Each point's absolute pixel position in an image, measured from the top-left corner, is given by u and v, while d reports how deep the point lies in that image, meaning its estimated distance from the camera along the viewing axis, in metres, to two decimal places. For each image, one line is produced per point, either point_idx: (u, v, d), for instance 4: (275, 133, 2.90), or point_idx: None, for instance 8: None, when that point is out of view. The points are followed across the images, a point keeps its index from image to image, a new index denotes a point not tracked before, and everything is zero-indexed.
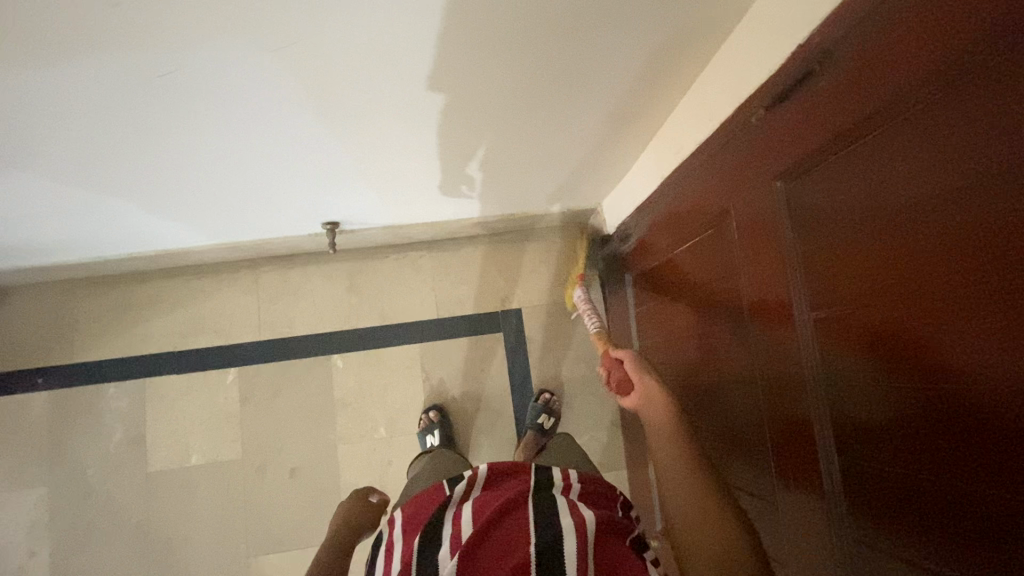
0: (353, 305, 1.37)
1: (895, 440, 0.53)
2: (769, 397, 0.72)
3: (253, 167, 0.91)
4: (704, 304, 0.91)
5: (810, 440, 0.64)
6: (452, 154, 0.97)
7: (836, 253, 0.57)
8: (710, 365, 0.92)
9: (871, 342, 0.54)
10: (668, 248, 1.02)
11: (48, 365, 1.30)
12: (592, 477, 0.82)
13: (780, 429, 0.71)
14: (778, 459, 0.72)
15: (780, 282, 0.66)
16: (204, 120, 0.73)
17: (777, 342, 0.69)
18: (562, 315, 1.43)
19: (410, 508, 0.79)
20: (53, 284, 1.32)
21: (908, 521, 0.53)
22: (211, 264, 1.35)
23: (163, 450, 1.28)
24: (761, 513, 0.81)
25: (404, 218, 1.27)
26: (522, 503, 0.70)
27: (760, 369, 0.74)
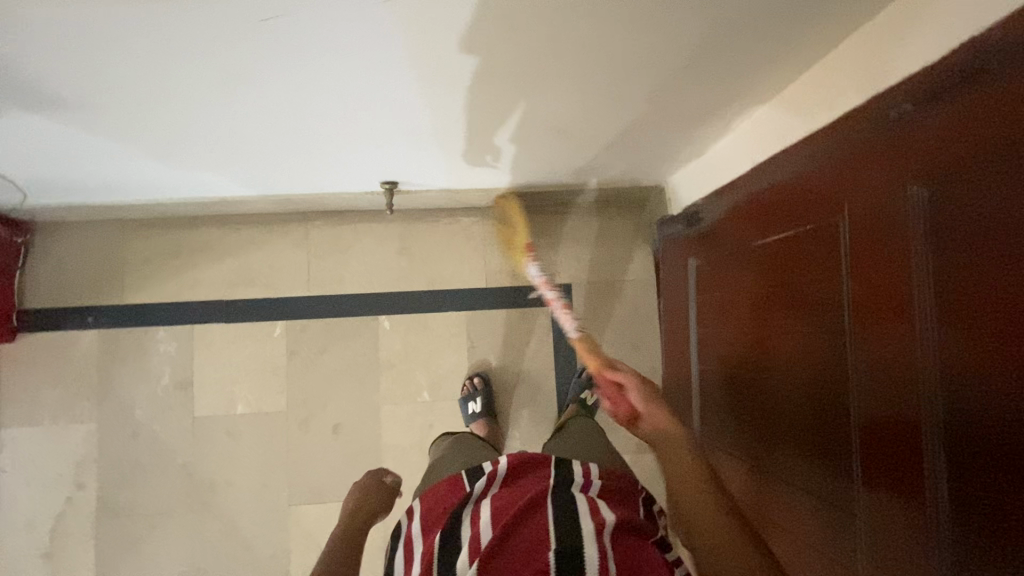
0: (403, 267, 1.36)
1: (1003, 464, 0.53)
2: (861, 402, 0.71)
3: (328, 117, 0.88)
4: (782, 299, 0.89)
5: (911, 455, 0.63)
6: (533, 119, 0.92)
7: (965, 268, 0.55)
8: (777, 361, 0.91)
9: (993, 364, 0.53)
10: (747, 237, 0.99)
11: (99, 303, 1.30)
12: (614, 473, 0.85)
13: (871, 438, 0.70)
14: (864, 469, 0.71)
15: (894, 290, 0.65)
16: (290, 65, 0.70)
17: (883, 352, 0.67)
18: (613, 294, 1.40)
19: (427, 501, 0.83)
20: (104, 223, 1.31)
21: (1002, 543, 0.54)
22: (263, 214, 1.33)
23: (210, 396, 1.29)
24: (822, 512, 0.82)
25: (464, 182, 1.24)
26: (541, 507, 0.73)
27: (855, 377, 0.72)
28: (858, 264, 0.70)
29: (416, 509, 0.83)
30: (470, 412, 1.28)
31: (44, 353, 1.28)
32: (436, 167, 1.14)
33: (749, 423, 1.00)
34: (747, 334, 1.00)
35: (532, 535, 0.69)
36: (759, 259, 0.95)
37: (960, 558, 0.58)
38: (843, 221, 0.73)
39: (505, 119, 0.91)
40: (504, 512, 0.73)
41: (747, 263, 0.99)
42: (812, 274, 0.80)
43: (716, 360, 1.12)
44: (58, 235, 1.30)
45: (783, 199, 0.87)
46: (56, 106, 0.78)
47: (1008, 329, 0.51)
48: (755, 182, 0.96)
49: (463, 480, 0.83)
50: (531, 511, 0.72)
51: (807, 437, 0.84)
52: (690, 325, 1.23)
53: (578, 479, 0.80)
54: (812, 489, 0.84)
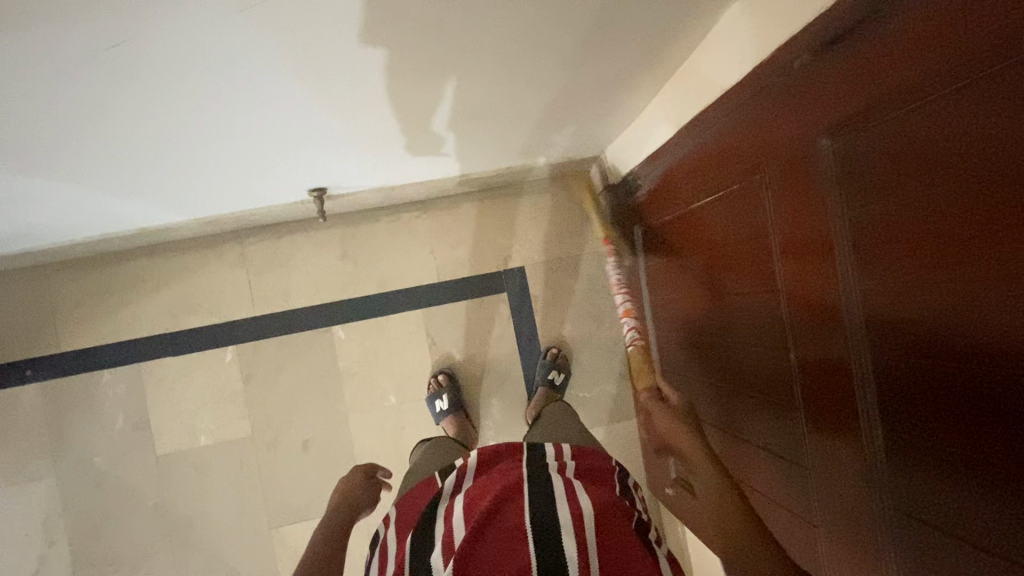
0: (349, 273, 1.31)
1: (928, 412, 0.53)
2: (803, 361, 0.71)
3: (228, 135, 0.83)
4: (722, 262, 0.88)
5: (850, 407, 0.63)
6: (445, 109, 0.88)
7: (877, 221, 0.55)
8: (725, 323, 0.91)
9: (908, 315, 0.53)
10: (685, 202, 0.98)
11: (35, 356, 1.24)
12: (585, 451, 0.82)
13: (813, 395, 0.70)
14: (811, 425, 0.72)
15: (818, 249, 0.64)
16: (161, 88, 0.65)
17: (816, 310, 0.66)
18: (567, 270, 1.38)
19: (402, 505, 0.80)
20: (24, 271, 1.24)
21: (936, 488, 0.54)
22: (194, 239, 1.27)
23: (170, 433, 1.25)
24: (782, 470, 0.82)
25: (396, 179, 1.19)
26: (517, 492, 0.69)
27: (793, 337, 0.72)
28: (783, 223, 0.70)
29: (393, 515, 0.79)
30: (439, 410, 1.26)
31: None
32: (362, 168, 1.09)
33: (708, 388, 1.01)
34: (696, 299, 1.00)
35: (510, 521, 0.65)
36: (697, 224, 0.94)
37: (902, 506, 0.58)
38: (765, 179, 0.72)
39: (417, 113, 0.87)
40: (477, 504, 0.70)
41: (687, 229, 0.98)
42: (745, 236, 0.80)
43: (671, 326, 1.12)
44: None
45: (710, 161, 0.86)
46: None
47: (922, 279, 0.51)
48: (683, 146, 0.94)
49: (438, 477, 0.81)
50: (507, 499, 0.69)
51: (759, 398, 0.85)
52: (643, 294, 1.22)
53: (551, 463, 0.77)
54: (767, 446, 0.85)
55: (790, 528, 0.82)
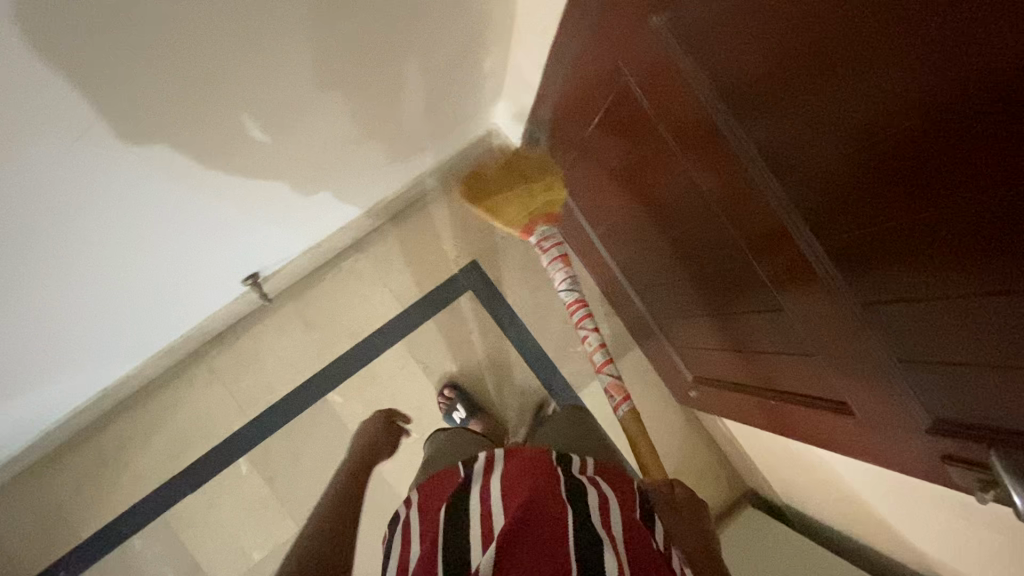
0: (318, 340, 1.31)
1: (840, 206, 0.56)
2: (733, 219, 0.74)
3: None
4: (633, 168, 0.93)
5: (787, 239, 0.66)
6: (308, 133, 0.91)
7: (726, 62, 0.59)
8: (663, 221, 0.94)
9: (784, 130, 0.57)
10: (579, 133, 1.02)
11: (61, 556, 1.21)
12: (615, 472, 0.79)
13: (756, 244, 0.73)
14: (764, 274, 0.74)
15: (696, 114, 0.68)
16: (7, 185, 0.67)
17: (719, 168, 0.70)
18: (516, 244, 1.40)
19: (424, 488, 0.78)
20: (15, 482, 1.22)
21: (879, 272, 0.56)
22: (159, 377, 1.26)
23: (223, 564, 1.24)
24: (765, 329, 0.85)
25: (314, 231, 1.19)
26: (550, 488, 0.66)
27: (715, 203, 0.76)
28: (665, 103, 0.73)
29: (416, 497, 0.78)
30: (460, 420, 1.28)
31: None
32: (275, 231, 1.10)
33: (680, 289, 1.04)
34: (632, 214, 1.03)
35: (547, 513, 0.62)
36: (601, 145, 0.98)
37: (864, 302, 0.61)
38: (636, 74, 0.76)
39: (284, 143, 0.89)
40: (511, 493, 0.67)
41: (596, 156, 1.02)
42: (644, 135, 0.83)
43: (625, 248, 1.15)
44: None
45: (587, 83, 0.90)
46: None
47: (779, 92, 0.55)
48: (557, 82, 0.97)
49: (462, 464, 0.78)
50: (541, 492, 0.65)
51: (720, 274, 0.87)
52: (590, 234, 1.25)
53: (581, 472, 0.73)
54: (745, 315, 0.88)
55: (796, 379, 0.84)
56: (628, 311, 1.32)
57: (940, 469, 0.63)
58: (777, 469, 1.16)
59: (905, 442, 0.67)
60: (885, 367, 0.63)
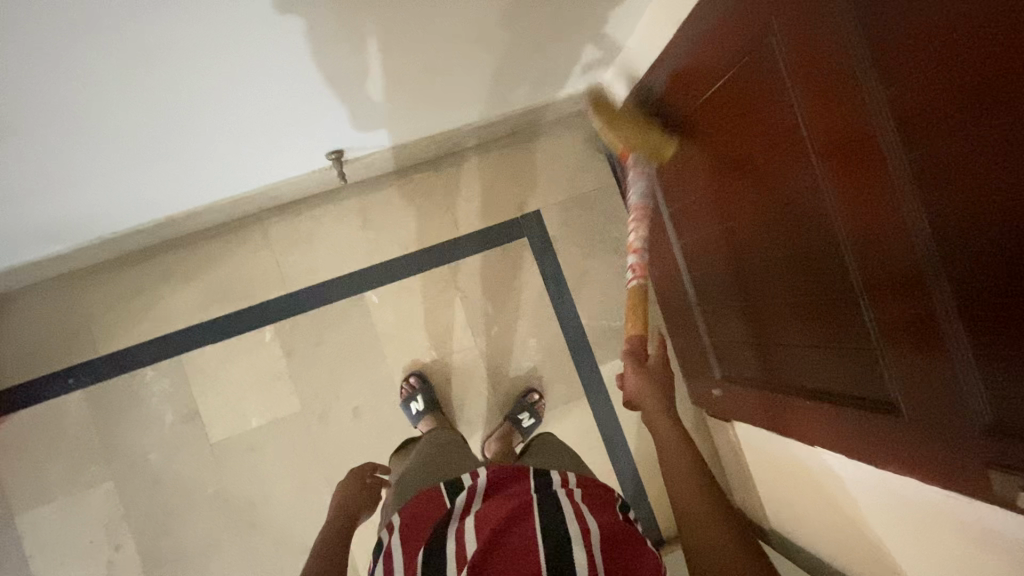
0: (371, 240, 1.34)
1: (981, 208, 0.55)
2: (840, 210, 0.73)
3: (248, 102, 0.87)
4: (740, 147, 0.92)
5: (901, 236, 0.65)
6: (449, 52, 0.92)
7: (906, 37, 0.58)
8: (751, 208, 0.94)
9: (949, 117, 0.56)
10: (692, 101, 1.01)
11: (74, 363, 1.24)
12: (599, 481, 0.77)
13: (855, 237, 0.72)
14: (858, 273, 0.74)
15: (844, 90, 0.67)
16: (208, 45, 0.70)
17: (846, 152, 0.70)
18: (582, 208, 1.42)
19: (405, 511, 0.74)
20: (54, 280, 1.25)
21: (1001, 284, 0.56)
22: (216, 227, 1.29)
23: (221, 420, 1.26)
24: (831, 332, 0.84)
25: (405, 135, 1.22)
26: (527, 515, 0.67)
27: (826, 191, 0.75)
28: (802, 75, 0.73)
29: (395, 520, 0.73)
30: (415, 412, 1.26)
31: (31, 428, 1.22)
32: (376, 126, 1.12)
33: (742, 280, 1.04)
34: (717, 195, 1.03)
35: (523, 538, 0.65)
36: (710, 118, 0.97)
37: (969, 313, 0.60)
38: (779, 41, 0.75)
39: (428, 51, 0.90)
40: (490, 518, 0.68)
41: (699, 128, 1.02)
42: (764, 108, 0.83)
43: (694, 231, 1.15)
44: (6, 307, 1.23)
45: (719, 52, 0.89)
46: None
47: (960, 75, 0.54)
48: (684, 46, 0.97)
49: (442, 486, 0.75)
50: (517, 520, 0.66)
51: (796, 266, 0.87)
52: (660, 210, 1.25)
53: (559, 486, 0.73)
54: (810, 312, 0.88)
55: (846, 383, 0.84)
56: (675, 301, 1.33)
57: (987, 482, 0.63)
58: (781, 490, 1.16)
59: (950, 454, 0.68)
60: (965, 388, 0.63)
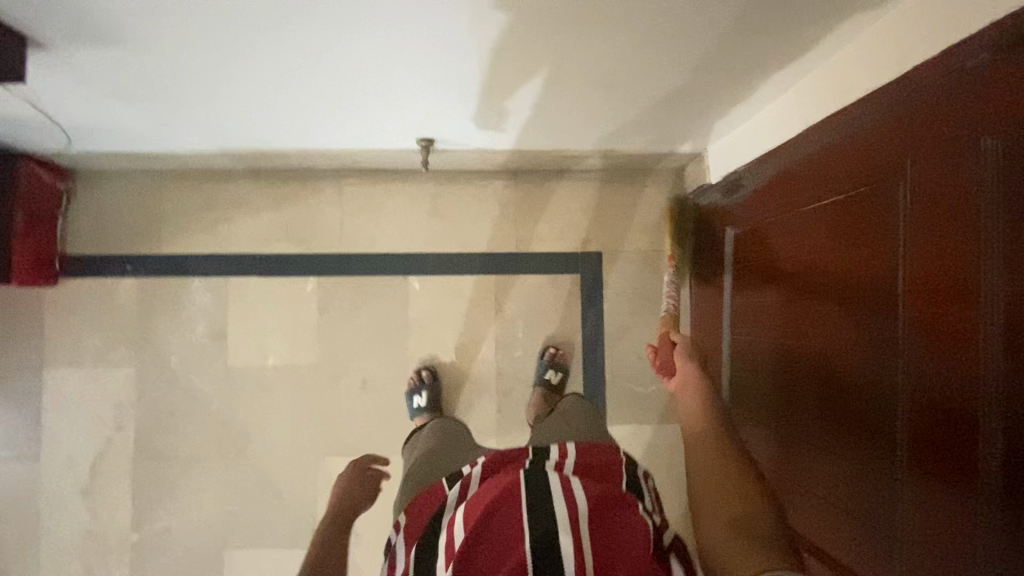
0: (432, 229, 1.35)
1: None
2: (912, 384, 0.67)
3: (354, 83, 0.89)
4: (827, 270, 0.85)
5: (970, 442, 0.59)
6: (561, 87, 0.90)
7: None
8: (818, 335, 0.87)
9: None
10: (795, 204, 0.95)
11: (137, 252, 1.32)
12: (590, 445, 0.79)
13: (917, 417, 0.66)
14: (909, 455, 0.68)
15: (959, 266, 0.60)
16: (331, 30, 0.71)
17: (940, 329, 0.63)
18: (645, 265, 1.38)
19: (410, 511, 0.76)
20: (143, 173, 1.33)
21: None
22: (298, 171, 1.34)
23: (243, 348, 1.31)
24: (862, 497, 0.78)
25: (496, 143, 1.21)
26: (512, 493, 0.65)
27: (902, 357, 0.69)
28: (920, 224, 0.66)
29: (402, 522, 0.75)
30: (416, 406, 1.28)
31: (84, 298, 1.31)
32: (470, 130, 1.12)
33: (783, 397, 0.98)
34: (787, 303, 0.97)
35: (507, 523, 0.62)
36: (808, 225, 0.91)
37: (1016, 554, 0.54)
38: (910, 179, 0.68)
39: (533, 73, 0.85)
40: (476, 503, 0.66)
41: (793, 231, 0.95)
42: (867, 239, 0.76)
43: (751, 328, 1.09)
44: (97, 184, 1.32)
45: (838, 168, 0.83)
46: (70, 52, 0.77)
47: None
48: (807, 147, 0.91)
49: (445, 484, 0.77)
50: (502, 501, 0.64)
51: (843, 408, 0.81)
52: (725, 295, 1.20)
53: (549, 460, 0.75)
54: (844, 458, 0.81)
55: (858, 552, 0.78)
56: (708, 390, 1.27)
57: None
58: None
59: None
60: None
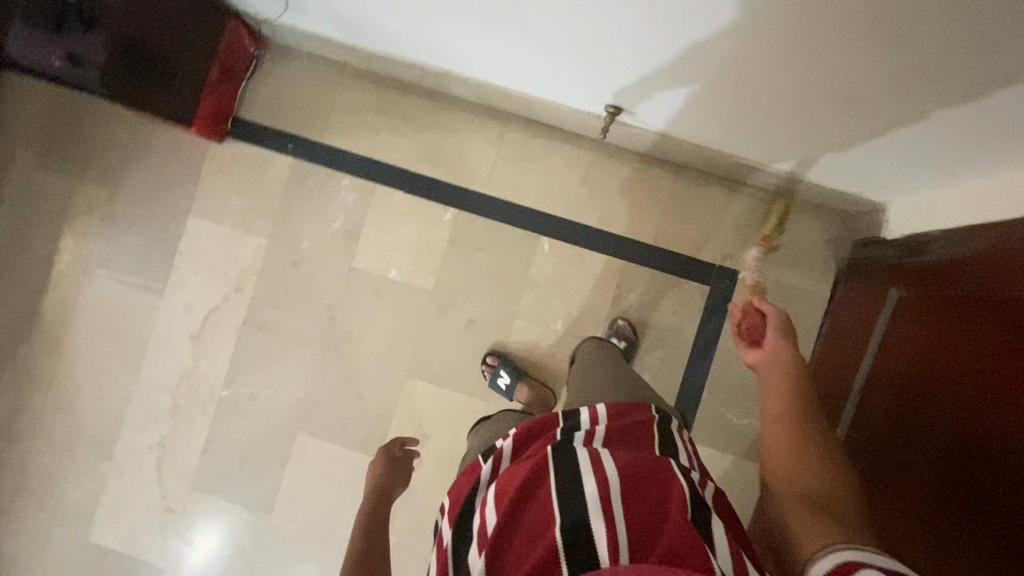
0: (580, 197, 1.35)
1: None
2: None
3: (582, 30, 0.88)
4: (1002, 362, 0.74)
5: None
6: (788, 86, 0.87)
7: None
8: (966, 430, 0.77)
9: None
10: (994, 280, 0.82)
11: (300, 135, 1.37)
12: (620, 408, 0.81)
13: None
14: None
15: None
16: None
17: None
18: (776, 298, 1.33)
19: (451, 488, 0.81)
20: (327, 63, 1.36)
21: None
22: (470, 103, 1.35)
23: (369, 254, 1.36)
24: None
25: (682, 131, 1.18)
26: (540, 479, 0.68)
27: None
28: None
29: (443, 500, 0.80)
30: (504, 386, 1.29)
31: (240, 163, 1.37)
32: (663, 110, 1.10)
33: (901, 480, 0.90)
34: (929, 387, 0.88)
35: (538, 508, 0.65)
36: (986, 315, 0.81)
37: None
38: None
39: (786, 67, 0.82)
40: (507, 488, 0.70)
41: (971, 314, 0.84)
42: None
43: (879, 397, 1.02)
44: (283, 60, 1.36)
45: None
46: None
47: None
48: None
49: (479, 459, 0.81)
50: (530, 489, 0.67)
51: (970, 516, 0.74)
52: (867, 352, 1.10)
53: (579, 431, 0.76)
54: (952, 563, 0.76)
55: None
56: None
57: None
58: None
59: None
60: None
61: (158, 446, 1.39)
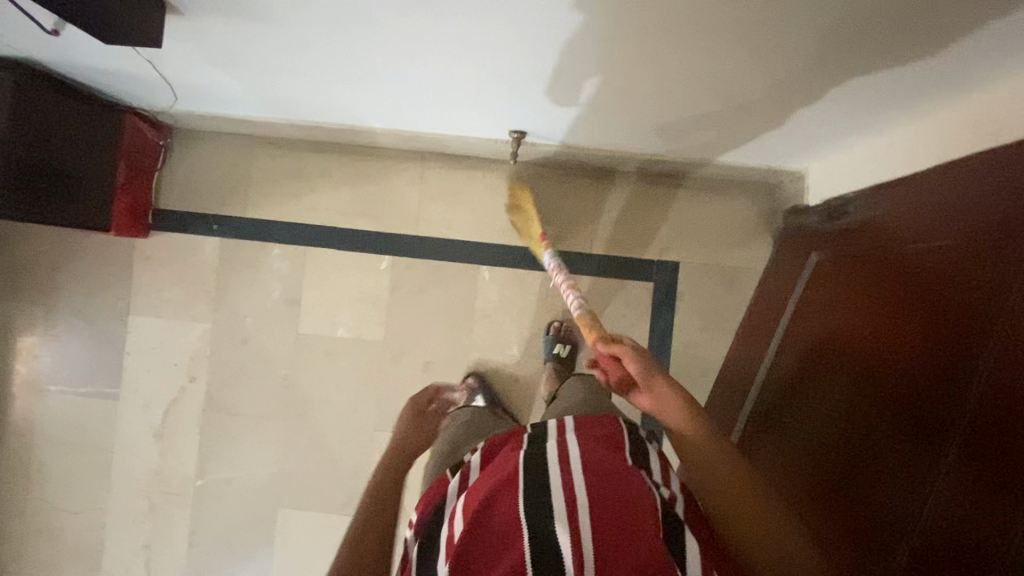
0: (510, 220, 1.35)
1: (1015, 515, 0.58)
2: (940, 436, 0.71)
3: (452, 70, 0.89)
4: (887, 310, 0.86)
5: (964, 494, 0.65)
6: (660, 89, 0.89)
7: None
8: (857, 370, 0.89)
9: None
10: (884, 240, 0.93)
11: (224, 214, 1.36)
12: (590, 418, 0.74)
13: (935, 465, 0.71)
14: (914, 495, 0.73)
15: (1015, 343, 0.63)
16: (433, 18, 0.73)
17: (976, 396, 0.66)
18: (722, 280, 1.34)
19: (419, 506, 0.76)
20: (235, 138, 1.36)
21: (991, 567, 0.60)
22: (384, 150, 1.35)
23: (315, 317, 1.35)
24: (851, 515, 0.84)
25: (590, 140, 1.18)
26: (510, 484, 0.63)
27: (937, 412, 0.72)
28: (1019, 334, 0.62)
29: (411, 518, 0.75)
30: None
31: (169, 251, 1.36)
32: (562, 126, 1.11)
33: (800, 421, 1.02)
34: (828, 337, 0.99)
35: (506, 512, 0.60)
36: (890, 282, 0.88)
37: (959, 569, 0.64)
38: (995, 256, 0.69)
39: (651, 72, 0.83)
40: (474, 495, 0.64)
41: (863, 270, 0.96)
42: (946, 328, 0.73)
43: (793, 356, 1.09)
44: (192, 142, 1.36)
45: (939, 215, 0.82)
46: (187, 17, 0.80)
47: None
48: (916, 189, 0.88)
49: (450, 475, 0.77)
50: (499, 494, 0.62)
51: (855, 443, 0.86)
52: (782, 313, 1.17)
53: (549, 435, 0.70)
54: (851, 519, 0.84)
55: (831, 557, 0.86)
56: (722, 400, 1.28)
57: None
58: None
59: None
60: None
61: (143, 548, 1.37)
